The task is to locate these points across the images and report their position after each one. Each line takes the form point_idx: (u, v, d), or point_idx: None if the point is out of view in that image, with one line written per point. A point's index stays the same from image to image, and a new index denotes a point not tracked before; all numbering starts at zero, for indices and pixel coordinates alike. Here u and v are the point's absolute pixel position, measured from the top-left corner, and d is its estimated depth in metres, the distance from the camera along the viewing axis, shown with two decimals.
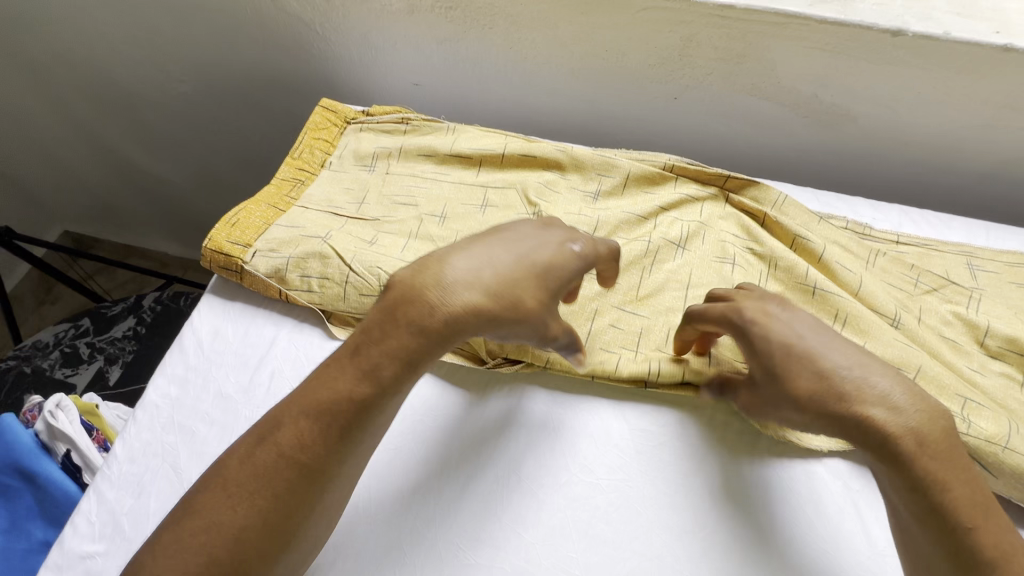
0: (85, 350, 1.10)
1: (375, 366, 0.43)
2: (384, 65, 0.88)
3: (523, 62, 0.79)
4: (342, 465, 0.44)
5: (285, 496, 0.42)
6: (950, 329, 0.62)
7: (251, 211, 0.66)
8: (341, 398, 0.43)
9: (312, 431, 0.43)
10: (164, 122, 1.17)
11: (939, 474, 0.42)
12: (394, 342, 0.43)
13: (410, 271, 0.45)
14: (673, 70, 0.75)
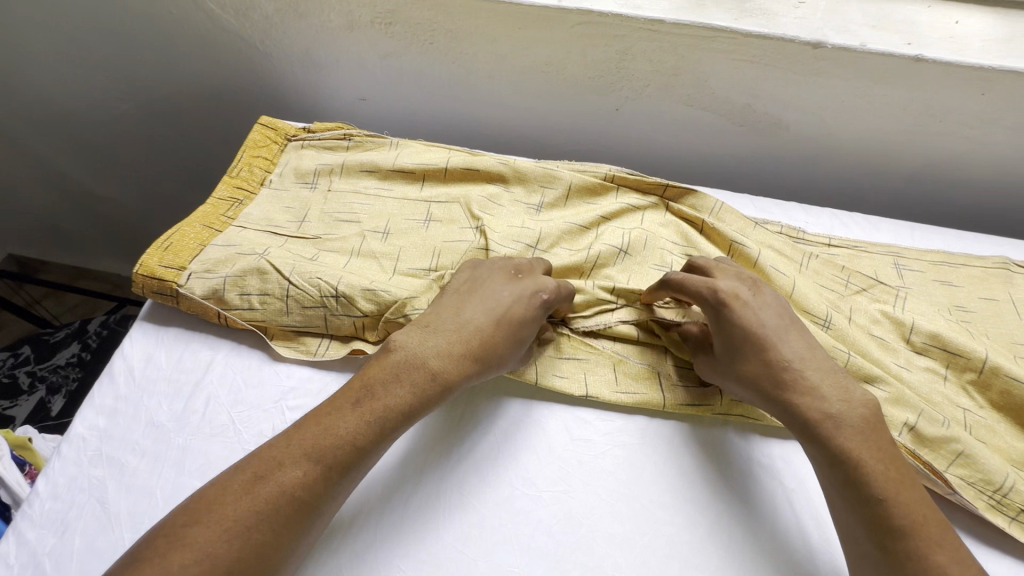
0: (25, 380, 1.05)
1: (380, 415, 0.48)
2: (329, 81, 0.87)
3: (466, 76, 0.80)
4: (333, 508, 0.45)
5: (284, 532, 0.42)
6: (878, 327, 0.64)
7: (185, 233, 0.65)
8: (345, 442, 0.46)
9: (317, 470, 0.44)
10: (107, 141, 1.14)
11: (858, 452, 0.46)
12: (400, 394, 0.49)
13: (414, 331, 0.52)
14: (612, 82, 0.76)
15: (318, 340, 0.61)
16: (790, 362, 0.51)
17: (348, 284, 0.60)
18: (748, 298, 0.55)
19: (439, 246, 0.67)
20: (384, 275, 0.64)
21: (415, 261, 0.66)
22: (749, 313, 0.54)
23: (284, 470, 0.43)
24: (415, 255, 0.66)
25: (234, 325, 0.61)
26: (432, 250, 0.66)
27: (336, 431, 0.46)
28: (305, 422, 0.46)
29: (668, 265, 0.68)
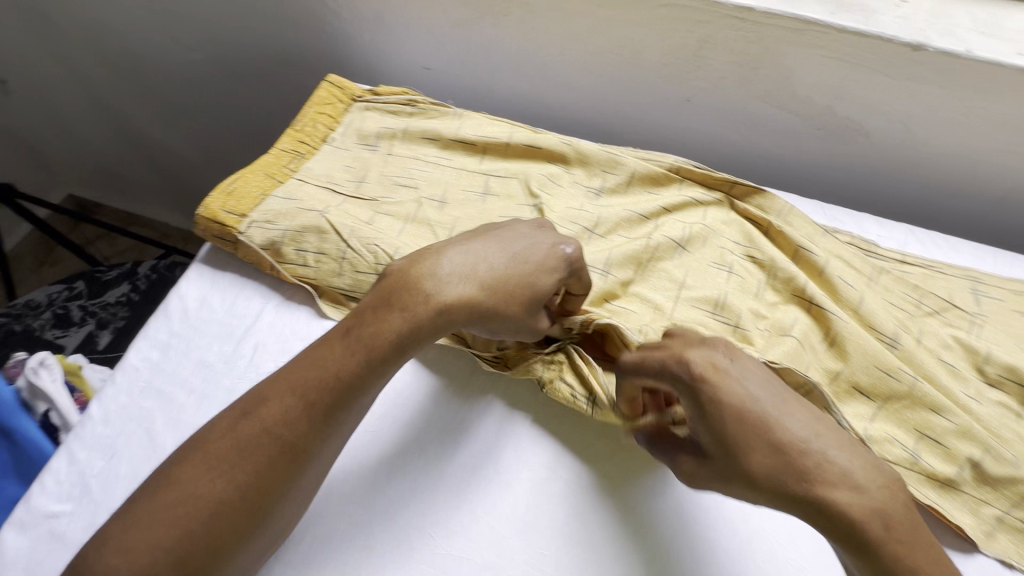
0: (76, 313, 1.10)
1: (363, 346, 0.45)
2: (395, 47, 0.87)
3: (536, 52, 0.78)
4: (321, 448, 0.45)
5: (267, 471, 0.42)
6: (950, 353, 0.60)
7: (247, 180, 0.65)
8: (326, 378, 0.44)
9: (297, 407, 0.44)
10: (174, 90, 1.16)
11: (908, 558, 0.39)
12: (384, 327, 0.45)
13: (407, 263, 0.48)
14: (687, 71, 0.74)
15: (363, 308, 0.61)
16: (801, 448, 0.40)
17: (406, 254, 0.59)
18: (727, 367, 0.44)
19: (494, 220, 0.66)
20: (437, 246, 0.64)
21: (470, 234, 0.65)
22: (738, 389, 0.42)
23: (262, 411, 0.44)
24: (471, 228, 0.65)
25: (285, 279, 0.62)
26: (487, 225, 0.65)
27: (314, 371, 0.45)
28: (289, 364, 0.46)
29: (727, 266, 0.65)
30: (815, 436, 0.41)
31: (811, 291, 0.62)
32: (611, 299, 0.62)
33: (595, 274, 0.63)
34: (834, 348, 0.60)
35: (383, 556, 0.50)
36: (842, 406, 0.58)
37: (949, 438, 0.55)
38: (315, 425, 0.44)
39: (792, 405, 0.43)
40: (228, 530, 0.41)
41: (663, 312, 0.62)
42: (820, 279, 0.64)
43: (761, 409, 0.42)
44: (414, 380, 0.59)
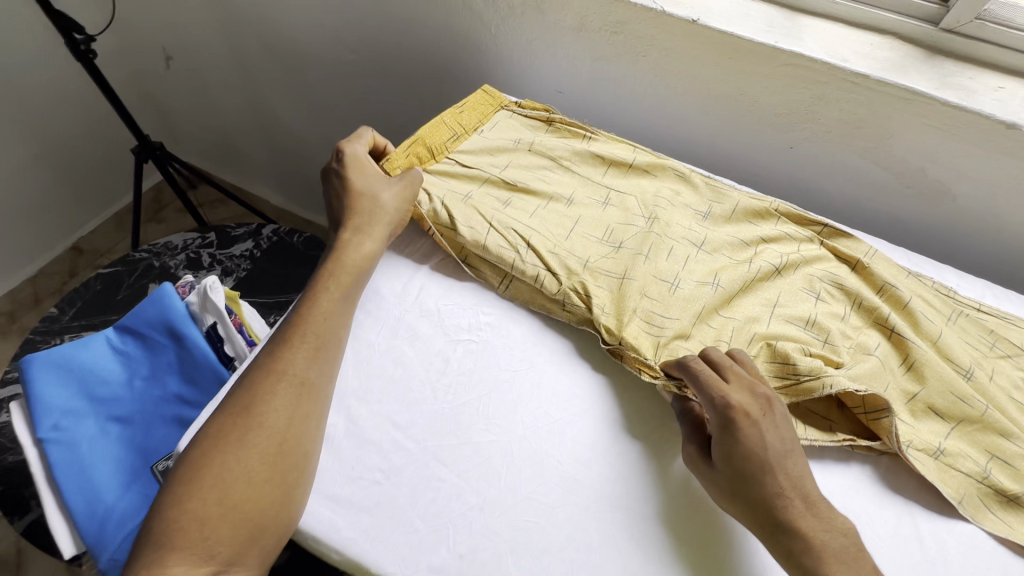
0: (206, 259, 1.24)
1: (317, 333, 0.59)
2: (536, 69, 1.01)
3: (663, 90, 0.91)
4: (319, 374, 0.57)
5: (294, 401, 0.55)
6: (1018, 392, 0.68)
7: (418, 151, 0.79)
8: (307, 329, 0.59)
9: (304, 354, 0.58)
10: (320, 83, 1.34)
11: None
12: (305, 317, 0.60)
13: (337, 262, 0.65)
14: (797, 121, 0.85)
15: (501, 277, 0.71)
16: (777, 494, 0.52)
17: (541, 239, 0.71)
18: (756, 417, 0.55)
19: (614, 225, 0.76)
20: (563, 236, 0.74)
21: (591, 229, 0.75)
22: (756, 435, 0.54)
23: (255, 406, 0.54)
24: (593, 225, 0.76)
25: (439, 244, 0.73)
26: (607, 226, 0.76)
27: (289, 370, 0.56)
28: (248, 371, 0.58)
29: (815, 292, 0.73)
30: (793, 489, 0.52)
31: (893, 322, 0.70)
32: (714, 305, 0.70)
33: (707, 288, 0.71)
34: (912, 372, 0.67)
35: (520, 473, 0.57)
36: (918, 421, 0.65)
37: (1017, 460, 0.62)
38: (297, 400, 0.55)
39: (792, 462, 0.53)
40: (280, 455, 0.52)
41: (757, 322, 0.70)
42: (901, 312, 0.72)
43: (768, 456, 0.53)
44: (549, 337, 0.68)
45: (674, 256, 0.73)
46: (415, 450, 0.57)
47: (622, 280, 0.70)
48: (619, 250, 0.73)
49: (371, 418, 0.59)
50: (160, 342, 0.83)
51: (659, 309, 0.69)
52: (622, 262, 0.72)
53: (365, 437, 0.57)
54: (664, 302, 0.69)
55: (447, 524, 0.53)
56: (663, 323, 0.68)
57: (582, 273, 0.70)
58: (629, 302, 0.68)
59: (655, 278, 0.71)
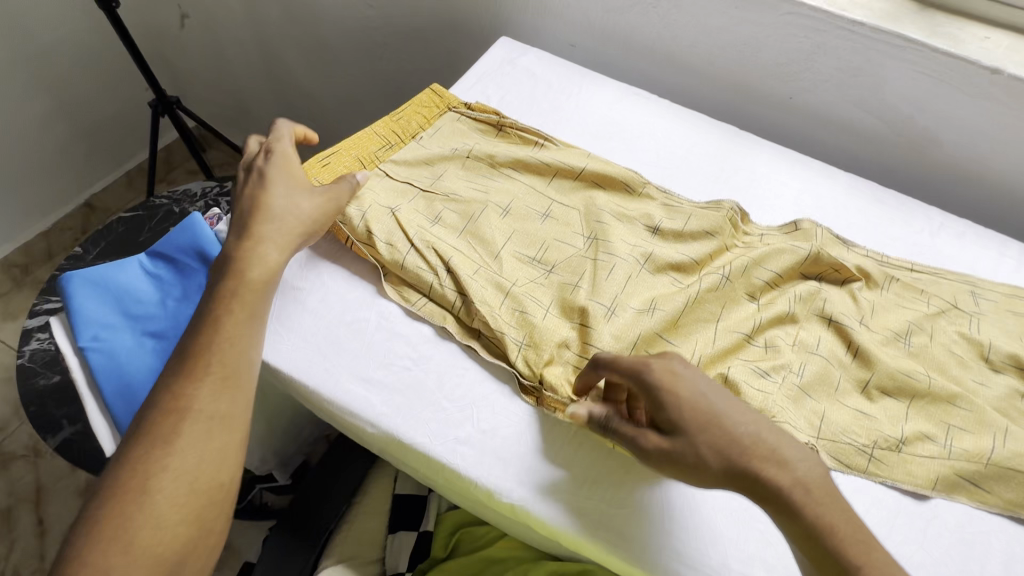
0: (224, 206, 1.28)
1: (232, 364, 0.56)
2: (549, 22, 1.05)
3: (671, 40, 0.96)
4: (231, 408, 0.55)
5: (212, 445, 0.53)
6: (957, 346, 0.69)
7: (341, 158, 0.76)
8: (213, 359, 0.55)
9: (215, 393, 0.55)
10: (335, 40, 1.38)
11: (825, 519, 0.45)
12: (210, 342, 0.56)
13: (244, 268, 0.60)
14: (796, 71, 0.90)
15: (418, 296, 0.65)
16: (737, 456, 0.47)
17: (458, 261, 0.66)
18: (678, 367, 0.51)
19: (547, 244, 0.71)
20: (485, 260, 0.68)
21: (522, 248, 0.70)
22: (694, 399, 0.49)
23: (161, 450, 0.51)
24: (523, 242, 0.71)
25: (358, 254, 0.68)
26: (540, 243, 0.71)
27: (195, 408, 0.53)
28: (145, 406, 0.54)
29: (757, 301, 0.69)
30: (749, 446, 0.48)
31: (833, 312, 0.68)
32: (659, 330, 0.64)
33: (647, 314, 0.65)
34: (858, 359, 0.66)
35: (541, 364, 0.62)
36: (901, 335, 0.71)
37: (990, 369, 0.68)
38: (213, 437, 0.53)
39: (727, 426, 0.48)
40: (205, 503, 0.52)
41: (687, 352, 0.63)
42: (841, 292, 0.72)
43: (706, 423, 0.48)
44: None
45: (611, 280, 0.67)
46: (440, 346, 0.63)
47: (546, 312, 0.65)
48: (548, 278, 0.68)
49: (400, 318, 0.64)
50: (191, 265, 0.87)
51: (587, 342, 0.63)
52: (550, 294, 0.67)
53: (396, 330, 0.62)
54: (599, 329, 0.63)
55: (471, 404, 0.59)
56: (585, 357, 0.62)
57: (501, 306, 0.64)
58: (547, 339, 0.62)
59: (578, 313, 0.65)
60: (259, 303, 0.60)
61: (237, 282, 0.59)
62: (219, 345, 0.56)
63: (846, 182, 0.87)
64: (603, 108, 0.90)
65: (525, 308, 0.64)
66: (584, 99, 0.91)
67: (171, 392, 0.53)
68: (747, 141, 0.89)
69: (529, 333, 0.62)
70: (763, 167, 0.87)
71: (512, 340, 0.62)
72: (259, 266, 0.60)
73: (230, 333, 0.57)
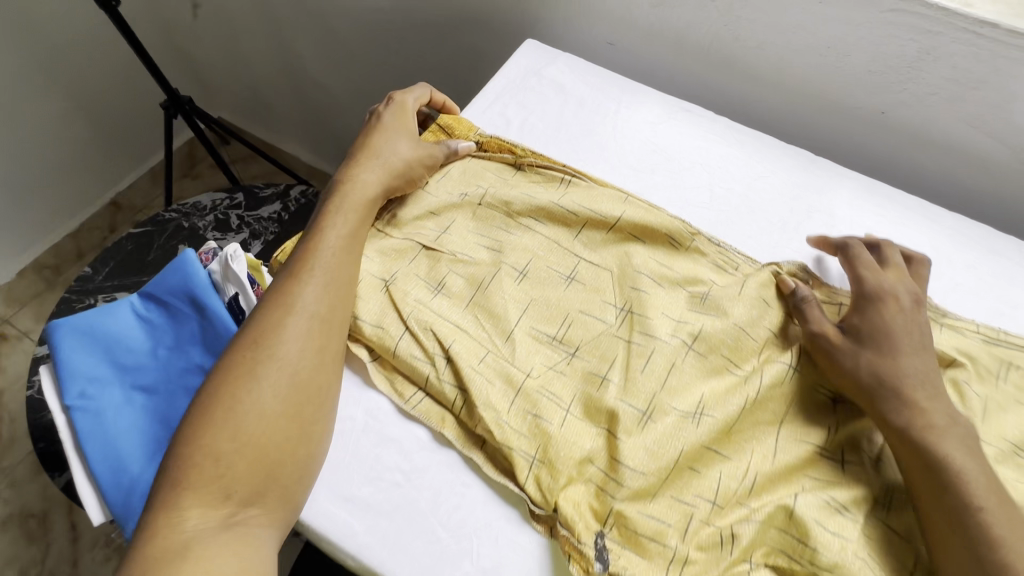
0: (234, 220, 1.21)
1: (330, 315, 0.53)
2: (585, 18, 0.89)
3: (733, 41, 0.79)
4: (319, 373, 0.51)
5: (298, 402, 0.49)
6: None
7: None
8: (305, 312, 0.52)
9: (307, 347, 0.51)
10: (348, 33, 1.24)
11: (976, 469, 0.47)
12: (308, 292, 0.53)
13: (338, 231, 0.57)
14: (895, 81, 0.72)
15: (413, 389, 0.55)
16: (905, 373, 0.51)
17: (459, 347, 0.55)
18: (905, 306, 0.55)
19: (571, 319, 0.58)
20: (495, 343, 0.56)
21: (540, 323, 0.58)
22: (903, 323, 0.54)
23: (248, 384, 0.47)
24: (541, 315, 0.58)
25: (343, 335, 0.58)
26: (563, 317, 0.58)
27: (286, 356, 0.50)
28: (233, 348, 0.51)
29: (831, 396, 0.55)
30: (924, 376, 0.51)
31: None
32: (706, 442, 0.52)
33: (691, 419, 0.52)
34: None
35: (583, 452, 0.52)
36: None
37: None
38: (304, 385, 0.49)
39: (926, 357, 0.53)
40: (281, 463, 0.47)
41: (738, 472, 0.51)
42: (942, 382, 0.57)
43: (893, 340, 0.53)
44: None
45: (648, 373, 0.55)
46: (437, 453, 0.53)
47: (565, 416, 0.53)
48: (570, 366, 0.56)
49: (391, 415, 0.54)
50: (183, 311, 0.80)
51: (615, 456, 0.51)
52: (572, 389, 0.55)
53: (386, 434, 0.53)
54: (631, 439, 0.51)
55: (472, 535, 0.49)
56: (611, 478, 0.51)
57: (510, 409, 0.53)
58: (565, 456, 0.51)
59: (605, 416, 0.53)
60: (352, 263, 0.57)
61: (332, 236, 0.57)
62: (315, 296, 0.53)
63: (952, 227, 0.69)
64: (646, 130, 0.74)
65: (539, 411, 0.53)
66: (622, 119, 0.75)
67: (268, 340, 0.50)
68: (826, 172, 0.72)
69: (544, 446, 0.51)
70: (845, 207, 0.70)
71: (522, 455, 0.51)
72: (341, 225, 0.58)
73: (324, 284, 0.54)
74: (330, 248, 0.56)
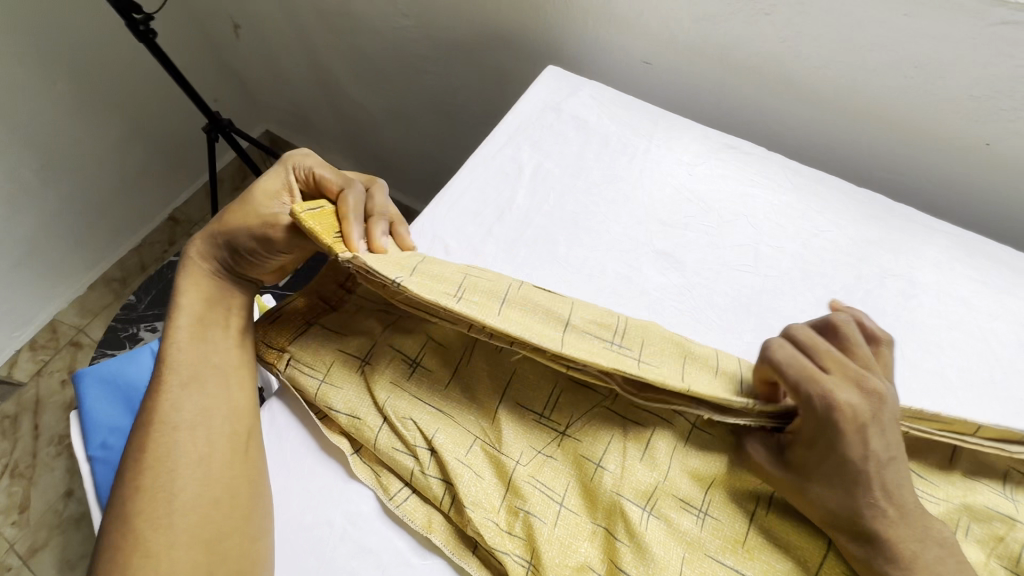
0: None
1: (207, 418, 0.47)
2: (616, 37, 0.77)
3: (793, 60, 0.65)
4: (215, 481, 0.45)
5: (198, 521, 0.43)
6: None
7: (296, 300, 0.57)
8: (168, 426, 0.46)
9: (187, 463, 0.45)
10: (373, 51, 1.19)
11: None
12: (177, 403, 0.47)
13: (192, 325, 0.51)
14: (1006, 107, 0.56)
15: (399, 485, 0.49)
16: (864, 504, 0.40)
17: (445, 438, 0.48)
18: (867, 421, 0.41)
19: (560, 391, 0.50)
20: (481, 427, 0.49)
21: (526, 398, 0.50)
22: (860, 442, 0.41)
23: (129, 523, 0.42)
24: (529, 387, 0.51)
25: (331, 425, 0.52)
26: (551, 387, 0.50)
27: (165, 478, 0.44)
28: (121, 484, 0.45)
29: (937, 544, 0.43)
30: (889, 497, 0.40)
31: None
32: (726, 558, 0.43)
33: (694, 516, 0.45)
34: None
35: None
36: None
37: None
38: (198, 500, 0.44)
39: (892, 471, 0.41)
40: None
41: None
42: None
43: (847, 467, 0.41)
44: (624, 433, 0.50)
45: (649, 459, 0.46)
46: (420, 568, 0.47)
47: (559, 512, 0.46)
48: (561, 448, 0.48)
49: (374, 520, 0.49)
50: None
51: (617, 563, 0.44)
52: (565, 478, 0.47)
53: (363, 545, 0.48)
54: (637, 546, 0.44)
55: None
56: None
57: (499, 506, 0.46)
58: (559, 563, 0.44)
59: (602, 512, 0.45)
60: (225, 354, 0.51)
61: (180, 330, 0.51)
62: (180, 405, 0.47)
63: None
64: (679, 175, 0.64)
65: (529, 506, 0.46)
66: (652, 161, 0.65)
67: (141, 461, 0.45)
68: (906, 226, 0.59)
69: (535, 550, 0.44)
70: (929, 270, 0.57)
71: (516, 560, 0.44)
72: (189, 316, 0.52)
73: (186, 388, 0.48)
74: (184, 348, 0.50)
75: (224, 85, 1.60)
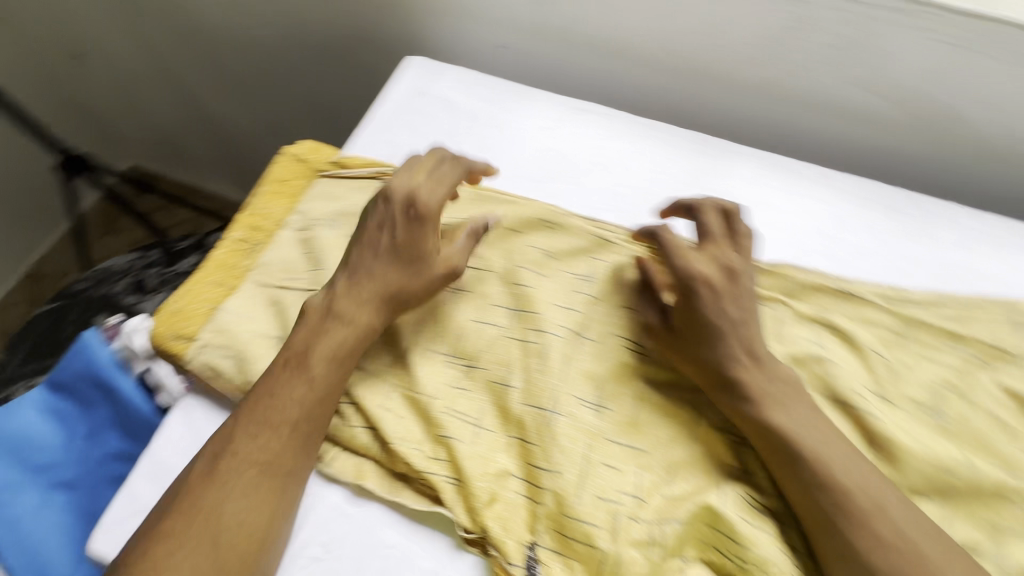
0: (151, 281, 1.15)
1: (295, 468, 0.48)
2: (471, 26, 0.85)
3: (619, 32, 0.76)
4: (272, 529, 0.46)
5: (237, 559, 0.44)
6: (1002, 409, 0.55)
7: (196, 293, 0.60)
8: (267, 460, 0.46)
9: (259, 497, 0.45)
10: (239, 66, 1.17)
11: None
12: (282, 445, 0.47)
13: (331, 363, 0.50)
14: (779, 53, 0.71)
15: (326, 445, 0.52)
16: (728, 357, 0.51)
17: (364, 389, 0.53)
18: (721, 288, 0.53)
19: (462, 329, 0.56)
20: (395, 375, 0.54)
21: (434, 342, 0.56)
22: (720, 307, 0.52)
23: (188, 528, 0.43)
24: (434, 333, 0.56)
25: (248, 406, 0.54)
26: (454, 329, 0.56)
27: (236, 505, 0.45)
28: (199, 476, 0.46)
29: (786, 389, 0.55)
30: (742, 349, 0.52)
31: (848, 388, 0.53)
32: (618, 438, 0.52)
33: (589, 409, 0.53)
34: (884, 458, 0.51)
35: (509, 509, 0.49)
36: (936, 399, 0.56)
37: None
38: (247, 546, 0.44)
39: (746, 327, 0.52)
40: None
41: (654, 463, 0.51)
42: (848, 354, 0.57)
43: (716, 327, 0.52)
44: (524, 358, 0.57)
45: (546, 371, 0.54)
46: (357, 515, 0.50)
47: (477, 432, 0.52)
48: (471, 378, 0.54)
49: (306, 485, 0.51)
50: (86, 396, 0.62)
51: (533, 463, 0.51)
52: (479, 404, 0.53)
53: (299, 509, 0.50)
54: (546, 443, 0.51)
55: None
56: (531, 484, 0.50)
57: (422, 438, 0.51)
58: (481, 473, 0.50)
59: (513, 424, 0.52)
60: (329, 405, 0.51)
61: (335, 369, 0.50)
62: (285, 445, 0.47)
63: (850, 191, 0.70)
64: (541, 137, 0.73)
65: (449, 432, 0.51)
66: (516, 128, 0.73)
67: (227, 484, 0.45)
68: (725, 155, 0.72)
69: (458, 467, 0.50)
70: (746, 188, 0.69)
71: (444, 479, 0.50)
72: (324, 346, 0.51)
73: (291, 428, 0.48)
74: (309, 384, 0.49)
75: (75, 120, 1.47)
